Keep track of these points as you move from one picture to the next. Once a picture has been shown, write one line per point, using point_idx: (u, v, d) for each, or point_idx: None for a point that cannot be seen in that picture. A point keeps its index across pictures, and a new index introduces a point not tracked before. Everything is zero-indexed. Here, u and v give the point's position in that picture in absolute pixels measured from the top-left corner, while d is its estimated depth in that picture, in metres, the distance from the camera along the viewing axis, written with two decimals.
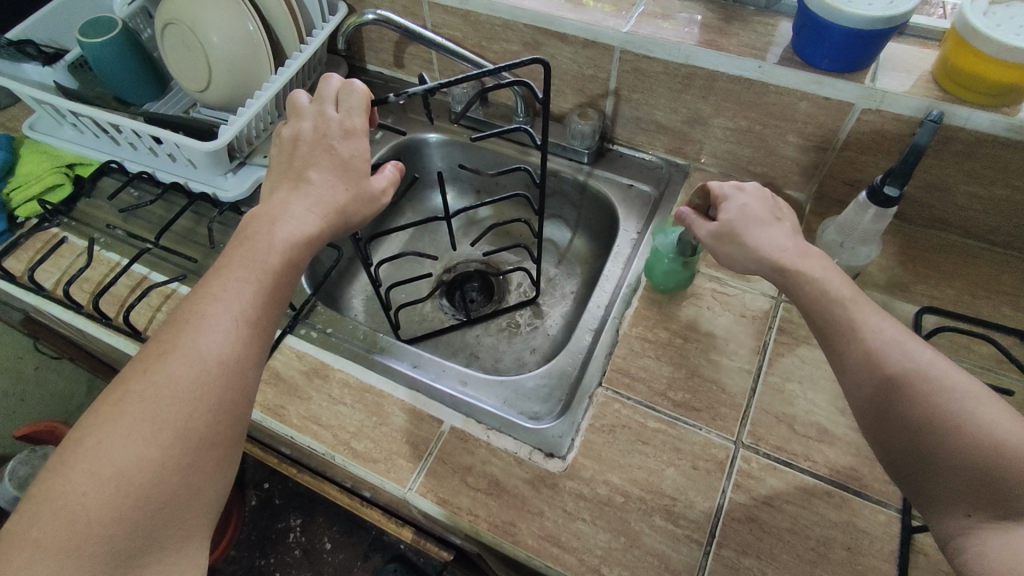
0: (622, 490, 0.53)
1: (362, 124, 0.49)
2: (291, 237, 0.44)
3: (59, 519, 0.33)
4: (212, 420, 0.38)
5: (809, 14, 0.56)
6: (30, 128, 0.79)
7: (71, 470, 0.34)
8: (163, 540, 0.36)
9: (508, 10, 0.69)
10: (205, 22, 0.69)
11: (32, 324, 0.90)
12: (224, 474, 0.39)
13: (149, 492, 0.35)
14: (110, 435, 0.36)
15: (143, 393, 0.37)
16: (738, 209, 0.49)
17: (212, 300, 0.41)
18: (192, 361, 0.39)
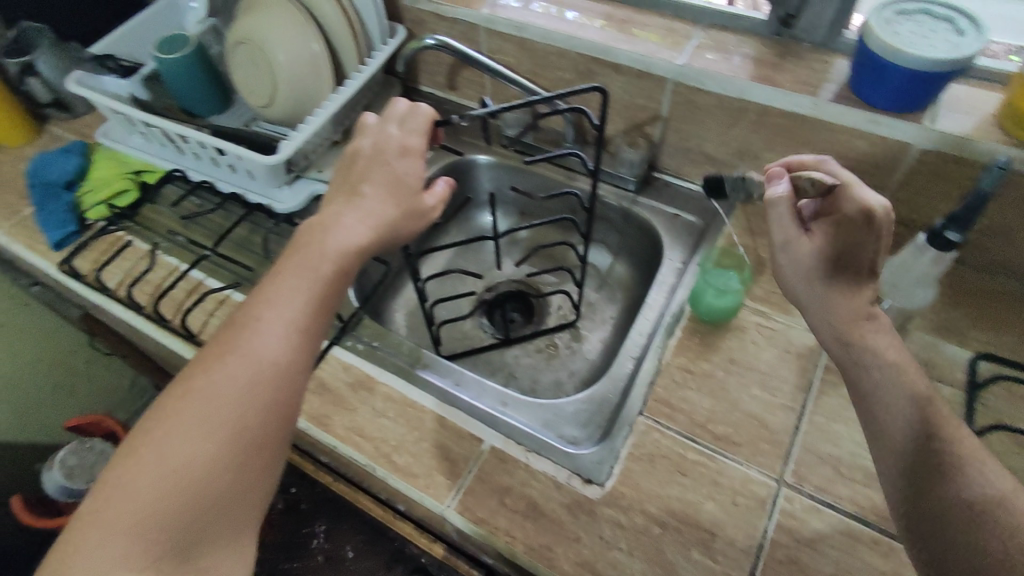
0: (659, 521, 0.52)
1: (421, 145, 0.52)
2: (342, 246, 0.46)
3: (126, 506, 0.37)
4: (263, 421, 0.41)
5: (868, 55, 0.56)
6: (104, 136, 0.83)
7: (137, 461, 0.38)
8: (216, 531, 0.39)
9: (565, 40, 0.71)
10: (274, 42, 0.73)
11: (90, 321, 0.94)
12: (272, 472, 0.42)
13: (205, 485, 0.38)
14: (173, 430, 0.39)
15: (203, 393, 0.40)
16: (835, 248, 0.49)
17: (267, 306, 0.44)
18: (248, 364, 0.41)
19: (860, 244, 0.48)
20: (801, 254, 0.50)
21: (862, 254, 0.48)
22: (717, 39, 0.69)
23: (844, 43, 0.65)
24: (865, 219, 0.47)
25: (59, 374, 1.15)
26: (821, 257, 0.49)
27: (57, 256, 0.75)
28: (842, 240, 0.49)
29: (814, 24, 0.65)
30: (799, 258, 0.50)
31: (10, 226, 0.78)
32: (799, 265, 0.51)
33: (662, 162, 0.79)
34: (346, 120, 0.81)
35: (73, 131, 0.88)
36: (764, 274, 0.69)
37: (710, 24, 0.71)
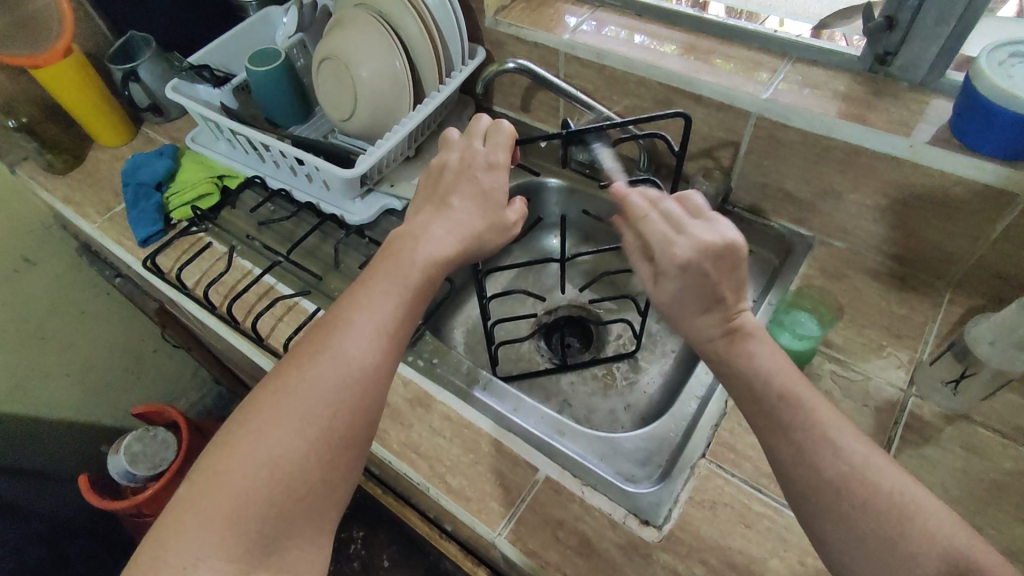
0: (719, 573, 0.50)
1: (505, 159, 0.53)
2: (430, 257, 0.48)
3: (224, 493, 0.38)
4: (350, 421, 0.42)
5: (976, 97, 0.53)
6: (192, 140, 0.88)
7: (233, 452, 0.39)
8: (301, 528, 0.40)
9: (645, 68, 0.70)
10: (358, 59, 0.75)
11: (164, 314, 0.98)
12: (354, 473, 0.43)
13: (295, 481, 0.40)
14: (267, 424, 0.40)
15: (296, 388, 0.42)
16: (671, 292, 0.46)
17: (358, 309, 0.45)
18: (338, 364, 0.43)
19: (702, 288, 0.45)
20: (655, 293, 0.48)
21: (696, 295, 0.45)
22: (805, 73, 0.67)
23: (945, 83, 0.62)
24: (678, 268, 0.45)
25: (129, 361, 1.20)
26: (671, 300, 0.47)
27: (142, 252, 0.80)
28: (670, 285, 0.46)
29: (912, 62, 0.62)
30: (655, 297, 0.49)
31: (103, 221, 0.83)
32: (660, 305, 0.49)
33: (736, 196, 0.77)
34: (419, 136, 0.83)
35: (166, 135, 0.94)
36: (841, 319, 0.65)
37: (799, 58, 0.69)
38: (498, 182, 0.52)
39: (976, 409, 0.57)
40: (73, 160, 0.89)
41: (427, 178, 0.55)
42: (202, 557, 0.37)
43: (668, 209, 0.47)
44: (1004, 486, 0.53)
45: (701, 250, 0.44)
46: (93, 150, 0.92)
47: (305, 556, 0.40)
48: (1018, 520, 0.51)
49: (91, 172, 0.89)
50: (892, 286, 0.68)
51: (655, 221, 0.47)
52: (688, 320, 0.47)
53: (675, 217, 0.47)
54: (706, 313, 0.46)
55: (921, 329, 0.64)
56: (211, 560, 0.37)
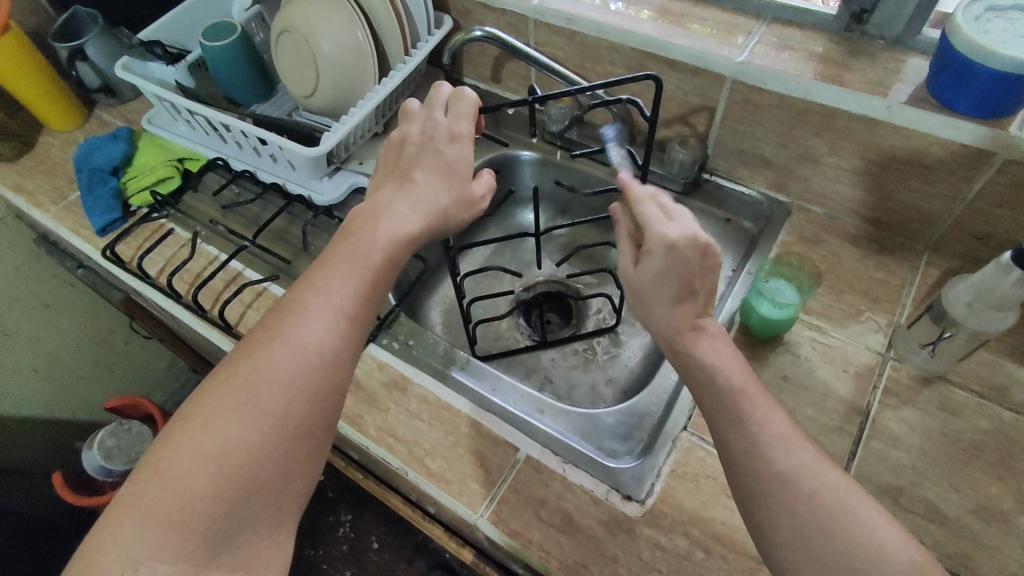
0: (702, 544, 0.50)
1: (469, 130, 0.51)
2: (392, 235, 0.46)
3: (169, 491, 0.37)
4: (307, 410, 0.40)
5: (953, 54, 0.52)
6: (149, 122, 0.84)
7: (179, 447, 0.38)
8: (256, 522, 0.39)
9: (617, 33, 0.68)
10: (318, 30, 0.71)
11: (130, 304, 0.95)
12: (315, 463, 0.42)
13: (247, 474, 0.38)
14: (216, 416, 0.39)
15: (248, 377, 0.40)
16: (653, 272, 0.44)
17: (315, 292, 0.43)
18: (293, 351, 0.41)
19: (684, 271, 0.44)
20: (635, 274, 0.46)
21: (677, 279, 0.44)
22: (781, 34, 0.65)
23: (922, 41, 0.60)
24: (666, 245, 0.43)
25: (100, 354, 1.17)
26: (648, 281, 0.45)
27: (101, 241, 0.76)
28: (654, 263, 0.44)
29: (889, 20, 0.60)
30: (632, 280, 0.46)
31: (58, 209, 0.79)
32: (635, 291, 0.46)
33: (713, 162, 0.75)
34: (387, 112, 0.80)
35: (120, 117, 0.89)
36: (820, 286, 0.65)
37: (774, 19, 0.67)
38: (463, 151, 0.50)
39: (953, 370, 0.57)
40: (21, 146, 0.85)
41: (389, 149, 0.53)
42: (144, 561, 0.35)
43: (662, 204, 0.47)
44: (980, 446, 0.53)
45: (691, 235, 0.43)
46: (44, 136, 0.87)
47: (262, 551, 0.39)
48: (994, 478, 0.51)
49: (42, 159, 0.85)
50: (869, 250, 0.67)
51: (651, 205, 0.46)
52: (661, 307, 0.45)
53: (668, 209, 0.46)
54: (680, 301, 0.44)
55: (899, 293, 0.64)
56: (154, 562, 0.35)
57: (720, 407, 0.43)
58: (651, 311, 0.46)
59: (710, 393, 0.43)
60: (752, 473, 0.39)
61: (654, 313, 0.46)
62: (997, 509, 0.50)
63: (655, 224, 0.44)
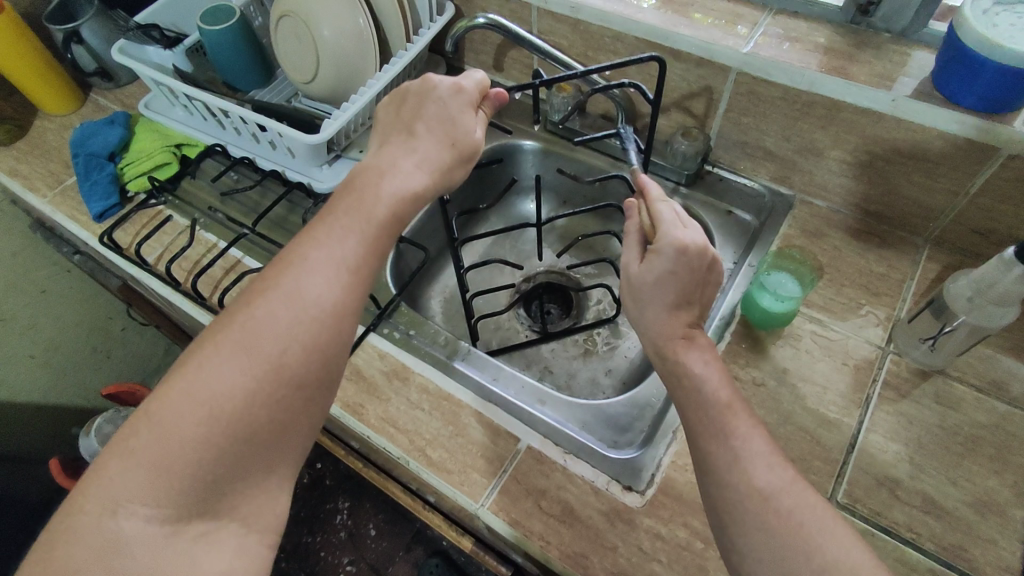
0: (702, 535, 0.50)
1: (472, 91, 0.52)
2: (397, 191, 0.47)
3: (158, 434, 0.36)
4: (304, 360, 0.40)
5: (959, 48, 0.51)
6: (144, 108, 0.82)
7: (171, 391, 0.37)
8: (244, 472, 0.38)
9: (621, 22, 0.67)
10: (319, 16, 0.70)
11: (128, 291, 0.94)
12: (309, 415, 0.41)
13: (238, 423, 0.38)
14: (210, 363, 0.38)
15: (246, 326, 0.40)
16: (661, 272, 0.46)
17: (316, 245, 0.43)
18: (292, 301, 0.41)
19: (689, 278, 0.46)
20: (637, 271, 0.47)
21: (681, 283, 0.46)
22: (786, 25, 0.65)
23: (929, 34, 0.60)
24: (676, 249, 0.45)
25: (97, 340, 1.17)
26: (651, 280, 0.47)
27: (98, 227, 0.75)
28: (663, 265, 0.46)
29: (896, 12, 0.60)
30: (634, 279, 0.48)
31: (54, 195, 0.78)
32: (634, 287, 0.48)
33: (716, 154, 0.75)
34: None
35: (116, 101, 0.88)
36: (821, 279, 0.65)
37: (780, 9, 0.67)
38: (466, 110, 0.51)
39: (952, 365, 0.58)
40: (17, 129, 0.84)
41: (390, 103, 0.53)
42: (129, 500, 0.35)
43: (679, 212, 0.49)
44: (978, 440, 0.54)
45: (702, 246, 0.46)
46: (40, 120, 0.86)
47: (249, 498, 0.39)
48: (991, 472, 0.52)
49: (37, 143, 0.84)
50: (871, 244, 0.67)
51: (667, 211, 0.49)
52: (661, 306, 0.47)
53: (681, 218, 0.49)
54: (678, 305, 0.47)
55: (900, 287, 0.64)
56: (138, 502, 0.35)
57: (724, 402, 0.43)
58: (649, 308, 0.47)
59: (714, 386, 0.43)
60: (753, 467, 0.40)
61: (656, 310, 0.47)
62: (993, 502, 0.50)
63: (672, 231, 0.46)
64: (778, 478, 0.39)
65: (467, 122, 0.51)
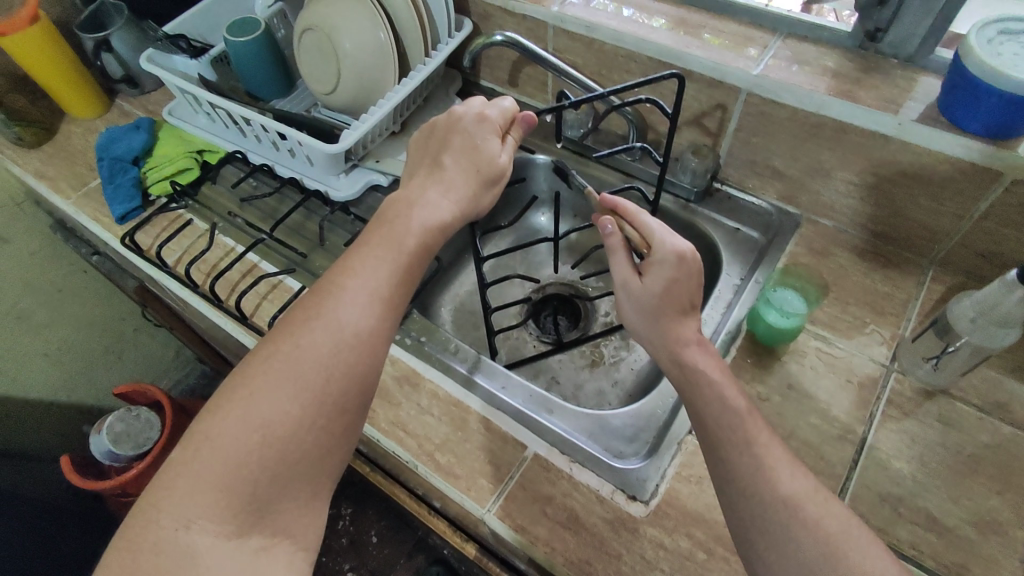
0: (705, 546, 0.51)
1: (496, 118, 0.55)
2: (426, 221, 0.49)
3: (217, 457, 0.37)
4: (346, 383, 0.41)
5: (964, 75, 0.53)
6: (170, 115, 0.85)
7: (224, 416, 0.38)
8: (295, 493, 0.39)
9: (635, 42, 0.69)
10: (341, 30, 0.73)
11: (144, 292, 0.96)
12: (350, 440, 0.42)
13: (289, 445, 0.39)
14: (260, 387, 0.39)
15: (290, 352, 0.41)
16: (665, 281, 0.49)
17: (352, 274, 0.45)
18: (333, 329, 0.42)
19: (690, 282, 0.49)
20: (645, 282, 0.50)
21: (685, 289, 0.49)
22: (796, 50, 0.66)
23: (935, 60, 0.62)
24: (682, 254, 0.49)
25: (109, 340, 1.18)
26: (656, 290, 0.49)
27: (120, 230, 0.77)
28: (665, 275, 0.49)
29: (904, 38, 0.61)
30: (640, 292, 0.50)
31: (78, 197, 0.80)
32: (637, 302, 0.50)
33: (725, 172, 0.77)
34: (405, 111, 0.81)
35: (141, 107, 0.91)
36: (827, 297, 0.66)
37: (790, 33, 0.68)
38: (491, 137, 0.54)
39: (955, 384, 0.58)
40: (43, 133, 0.86)
41: (419, 136, 0.57)
42: (193, 522, 0.36)
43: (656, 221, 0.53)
44: (980, 459, 0.54)
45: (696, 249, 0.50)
46: (66, 124, 0.89)
47: (301, 523, 0.39)
48: (993, 491, 0.52)
49: (63, 146, 0.86)
50: (876, 264, 0.68)
51: (650, 220, 0.52)
52: (673, 319, 0.49)
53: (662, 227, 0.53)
54: (684, 314, 0.49)
55: (904, 307, 0.65)
56: (203, 523, 0.36)
57: (734, 404, 0.44)
58: (662, 323, 0.49)
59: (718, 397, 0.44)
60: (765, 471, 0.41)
61: (674, 325, 0.49)
62: (994, 521, 0.51)
63: (668, 238, 0.50)
64: (782, 487, 0.40)
65: (491, 147, 0.54)
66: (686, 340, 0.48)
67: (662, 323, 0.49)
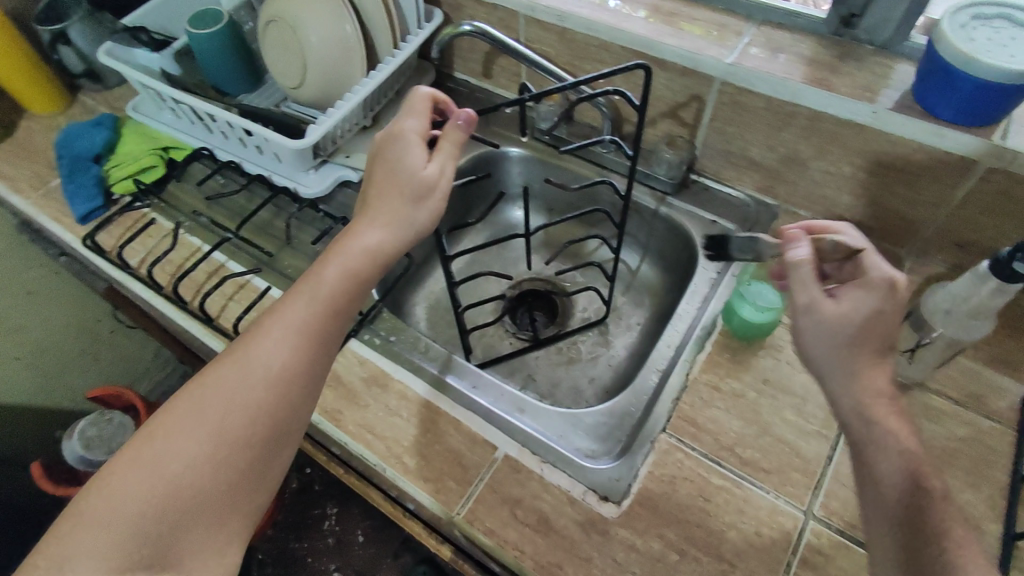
0: (677, 547, 0.50)
1: (417, 125, 0.49)
2: (355, 248, 0.47)
3: (113, 493, 0.38)
4: (264, 430, 0.43)
5: (938, 61, 0.51)
6: (132, 109, 0.82)
7: (131, 454, 0.40)
8: (202, 539, 0.40)
9: (606, 31, 0.67)
10: (306, 21, 0.71)
11: (114, 294, 0.94)
12: (260, 480, 0.43)
13: (188, 485, 0.40)
14: (170, 427, 0.41)
15: (203, 394, 0.42)
16: (865, 308, 0.47)
17: (274, 315, 0.46)
18: (246, 370, 0.43)
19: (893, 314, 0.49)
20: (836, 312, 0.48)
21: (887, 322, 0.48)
22: (770, 36, 0.65)
23: (911, 47, 0.60)
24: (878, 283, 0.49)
25: (84, 342, 1.16)
26: (855, 319, 0.48)
27: (82, 229, 0.75)
28: (867, 302, 0.47)
29: (878, 24, 0.60)
30: (841, 324, 0.48)
31: (38, 197, 0.78)
32: (831, 332, 0.48)
33: (701, 163, 0.75)
34: (375, 105, 0.79)
35: (105, 103, 0.88)
36: None
37: (764, 20, 0.67)
38: (415, 148, 0.48)
39: (932, 377, 0.57)
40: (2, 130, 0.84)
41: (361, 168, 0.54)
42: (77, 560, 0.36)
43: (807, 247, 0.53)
44: (956, 452, 0.53)
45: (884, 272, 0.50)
46: (27, 121, 0.86)
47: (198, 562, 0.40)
48: (968, 485, 0.52)
49: (24, 144, 0.84)
50: None
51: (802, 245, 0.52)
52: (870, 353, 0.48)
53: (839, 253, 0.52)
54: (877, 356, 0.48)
55: None
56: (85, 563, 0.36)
57: None
58: (846, 362, 0.48)
59: None
60: None
61: (868, 370, 0.47)
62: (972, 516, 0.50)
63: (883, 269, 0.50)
64: None
65: (412, 159, 0.47)
66: (879, 392, 0.47)
67: (863, 368, 0.47)
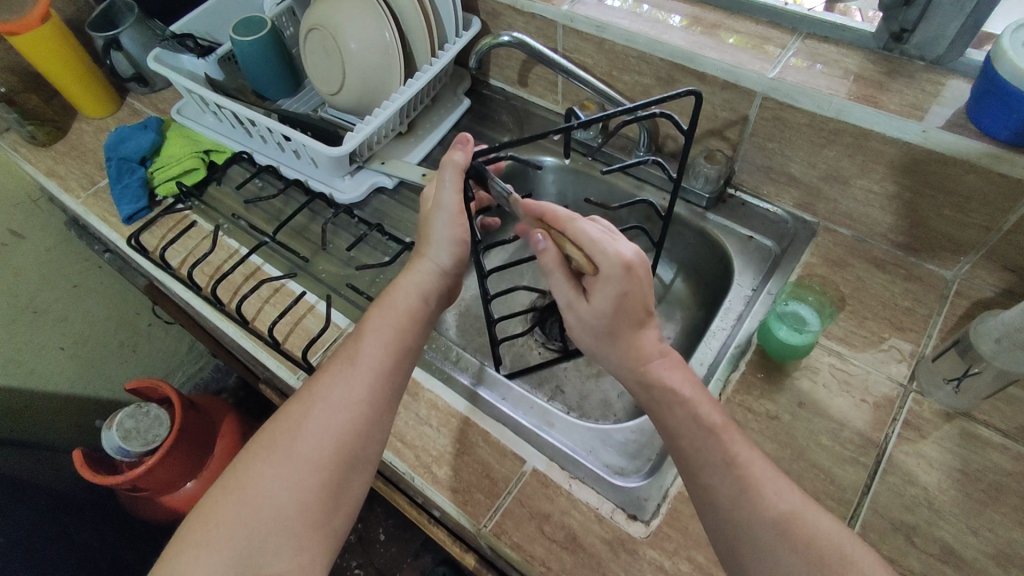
0: (706, 570, 0.49)
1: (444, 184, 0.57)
2: (407, 287, 0.53)
3: (209, 518, 0.42)
4: (335, 452, 0.45)
5: (996, 81, 0.50)
6: (177, 113, 0.85)
7: (224, 485, 0.44)
8: (282, 560, 0.41)
9: (647, 43, 0.67)
10: (347, 30, 0.71)
11: (153, 290, 0.97)
12: (335, 503, 0.44)
13: (267, 506, 0.42)
14: (253, 457, 0.45)
15: (281, 425, 0.46)
16: (611, 296, 0.47)
17: (342, 351, 0.50)
18: (315, 399, 0.46)
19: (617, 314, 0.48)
20: (587, 307, 0.49)
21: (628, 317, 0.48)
22: (816, 50, 0.63)
23: (965, 63, 0.58)
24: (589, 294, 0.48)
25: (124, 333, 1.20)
26: (605, 310, 0.48)
27: (127, 229, 0.77)
28: (610, 290, 0.47)
29: (931, 40, 0.58)
30: (589, 312, 0.49)
31: (87, 196, 0.81)
32: (589, 322, 0.50)
33: (739, 178, 0.74)
34: (412, 111, 0.80)
35: (151, 106, 0.91)
36: (842, 311, 0.63)
37: (811, 34, 0.65)
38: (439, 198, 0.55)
39: (978, 407, 0.55)
40: (56, 131, 0.87)
41: None
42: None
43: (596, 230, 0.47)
44: (1002, 488, 0.51)
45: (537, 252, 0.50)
46: (79, 123, 0.89)
47: None
48: (1014, 522, 0.50)
49: (75, 145, 0.87)
50: (896, 276, 0.65)
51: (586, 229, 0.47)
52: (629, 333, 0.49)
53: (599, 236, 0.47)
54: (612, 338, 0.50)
55: (926, 322, 0.62)
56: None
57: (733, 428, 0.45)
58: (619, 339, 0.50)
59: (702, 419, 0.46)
60: (766, 498, 0.41)
61: (632, 339, 0.49)
62: (1016, 555, 0.48)
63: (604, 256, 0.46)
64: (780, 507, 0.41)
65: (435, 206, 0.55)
66: (648, 357, 0.49)
67: (617, 342, 0.49)
